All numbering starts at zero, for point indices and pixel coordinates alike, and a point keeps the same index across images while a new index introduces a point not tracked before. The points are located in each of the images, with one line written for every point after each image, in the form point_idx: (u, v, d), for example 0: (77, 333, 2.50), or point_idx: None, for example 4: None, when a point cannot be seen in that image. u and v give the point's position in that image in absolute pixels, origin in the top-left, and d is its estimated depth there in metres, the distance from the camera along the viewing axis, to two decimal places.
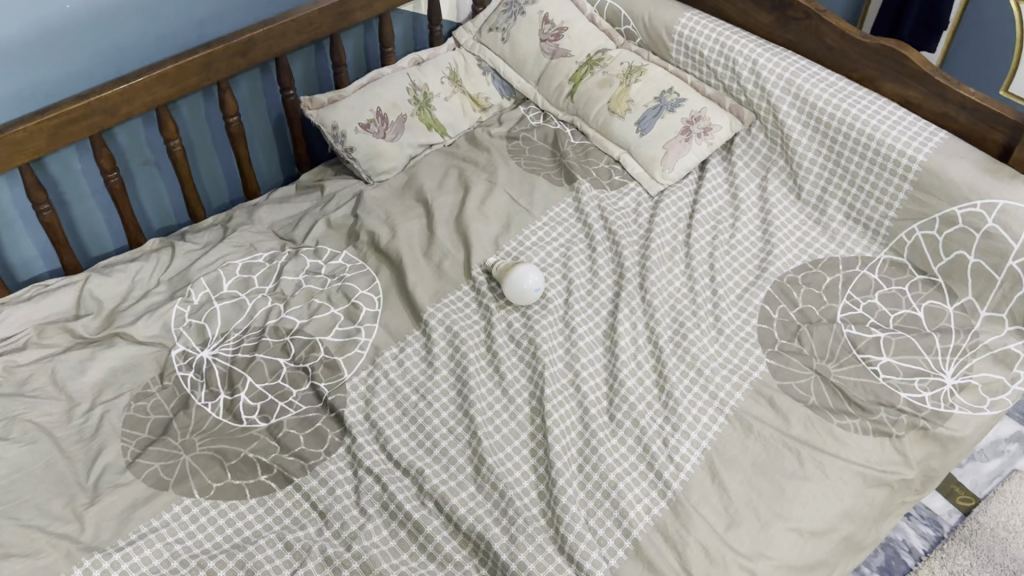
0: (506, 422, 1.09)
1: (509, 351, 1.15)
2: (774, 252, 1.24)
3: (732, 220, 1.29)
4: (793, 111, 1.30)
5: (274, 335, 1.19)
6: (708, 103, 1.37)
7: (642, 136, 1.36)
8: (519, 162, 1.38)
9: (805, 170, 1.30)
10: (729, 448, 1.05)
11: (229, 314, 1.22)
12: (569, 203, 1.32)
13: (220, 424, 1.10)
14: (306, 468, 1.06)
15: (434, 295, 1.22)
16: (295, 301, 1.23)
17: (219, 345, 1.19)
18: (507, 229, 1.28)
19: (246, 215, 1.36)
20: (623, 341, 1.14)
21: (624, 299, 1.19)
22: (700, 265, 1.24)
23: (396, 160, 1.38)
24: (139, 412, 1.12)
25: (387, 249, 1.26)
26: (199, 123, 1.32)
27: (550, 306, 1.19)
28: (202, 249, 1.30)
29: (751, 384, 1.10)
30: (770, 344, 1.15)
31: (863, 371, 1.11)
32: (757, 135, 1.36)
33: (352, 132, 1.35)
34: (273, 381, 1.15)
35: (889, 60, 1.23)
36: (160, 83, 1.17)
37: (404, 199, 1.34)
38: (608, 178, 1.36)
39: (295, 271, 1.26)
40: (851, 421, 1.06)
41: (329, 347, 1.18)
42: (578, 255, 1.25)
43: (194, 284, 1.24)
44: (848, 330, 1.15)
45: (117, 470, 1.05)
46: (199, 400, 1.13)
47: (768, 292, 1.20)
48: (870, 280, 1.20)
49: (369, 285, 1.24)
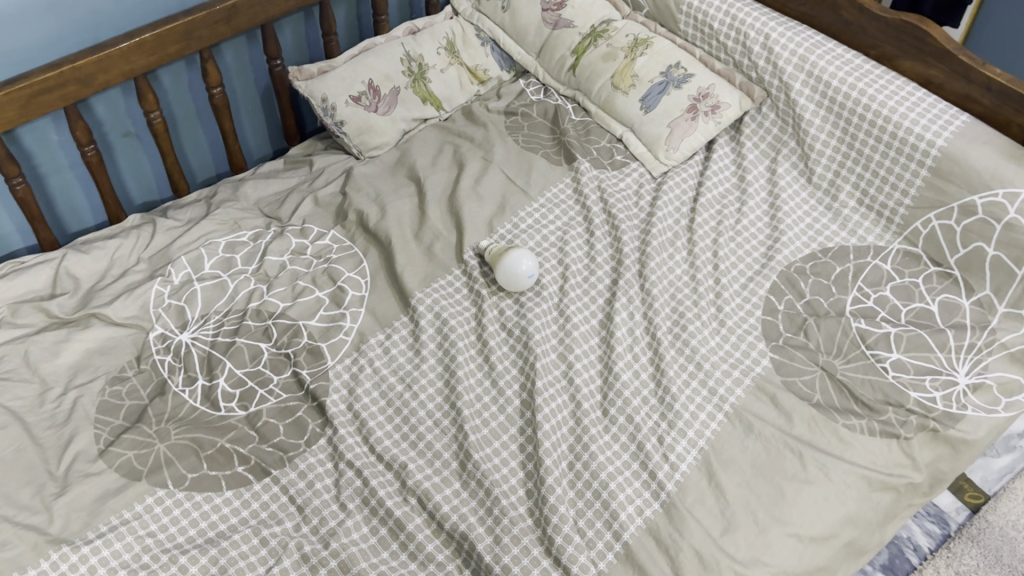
0: (494, 415, 1.04)
1: (500, 340, 1.10)
2: (782, 239, 1.17)
3: (738, 204, 1.22)
4: (807, 89, 1.21)
5: (256, 318, 1.14)
6: (717, 79, 1.28)
7: (647, 113, 1.28)
8: (517, 139, 1.32)
9: (816, 153, 1.22)
10: (728, 448, 1.00)
11: (210, 295, 1.17)
12: (569, 183, 1.26)
13: (198, 412, 1.06)
14: (284, 461, 1.02)
15: (424, 280, 1.16)
16: (278, 283, 1.17)
17: (199, 327, 1.14)
18: (502, 210, 1.22)
19: (231, 190, 1.30)
20: (619, 331, 1.09)
21: (622, 288, 1.13)
22: (703, 253, 1.17)
23: (390, 135, 1.33)
24: (114, 397, 1.07)
25: (376, 229, 1.21)
26: (183, 95, 1.26)
27: (544, 293, 1.14)
28: (184, 226, 1.25)
29: (753, 380, 1.05)
30: (774, 338, 1.08)
31: (872, 368, 1.05)
32: (768, 114, 1.27)
33: (342, 105, 1.29)
34: (254, 366, 1.10)
35: (908, 37, 1.16)
36: (138, 52, 1.12)
37: (397, 177, 1.29)
38: (609, 158, 1.29)
39: (280, 252, 1.21)
40: (857, 421, 1.01)
41: (312, 332, 1.13)
42: (576, 239, 1.19)
43: (175, 263, 1.19)
44: (858, 324, 1.08)
45: (89, 459, 1.01)
46: (177, 386, 1.08)
47: (774, 282, 1.13)
48: (882, 272, 1.13)
49: (357, 267, 1.19)
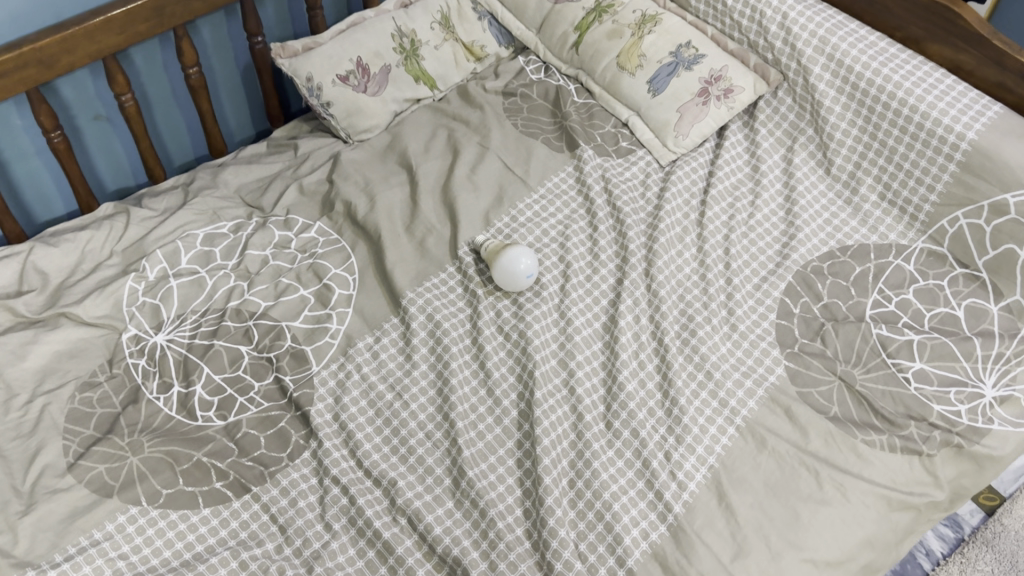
0: (489, 427, 0.98)
1: (496, 345, 1.03)
2: (798, 236, 1.09)
3: (752, 196, 1.14)
4: (827, 74, 1.13)
5: (236, 319, 1.07)
6: (730, 60, 1.19)
7: (655, 96, 1.19)
8: (515, 123, 1.23)
9: (836, 144, 1.14)
10: (739, 465, 0.93)
11: (187, 292, 1.09)
12: (571, 173, 1.18)
13: (174, 421, 0.99)
14: (265, 476, 0.95)
15: (416, 278, 1.09)
16: (260, 280, 1.10)
17: (175, 328, 1.07)
18: (499, 202, 1.15)
19: (210, 176, 1.22)
20: (624, 337, 1.02)
21: (627, 290, 1.05)
22: (714, 250, 1.09)
23: (380, 117, 1.25)
24: (85, 405, 1.00)
25: (365, 222, 1.13)
26: (157, 75, 1.17)
27: (544, 294, 1.06)
28: (160, 216, 1.17)
29: (766, 391, 0.98)
30: (789, 346, 1.01)
31: (893, 379, 0.98)
32: (784, 98, 1.18)
33: (329, 85, 1.21)
34: (233, 372, 1.03)
35: (938, 19, 1.06)
36: (105, 30, 1.03)
37: (387, 163, 1.21)
38: (614, 144, 1.21)
39: (262, 245, 1.13)
40: (877, 437, 0.95)
41: (296, 334, 1.06)
42: (578, 234, 1.11)
43: (150, 257, 1.12)
44: (879, 330, 1.01)
45: (57, 473, 0.94)
46: (151, 393, 1.02)
47: (790, 283, 1.06)
48: (904, 272, 1.05)
49: (344, 263, 1.11)
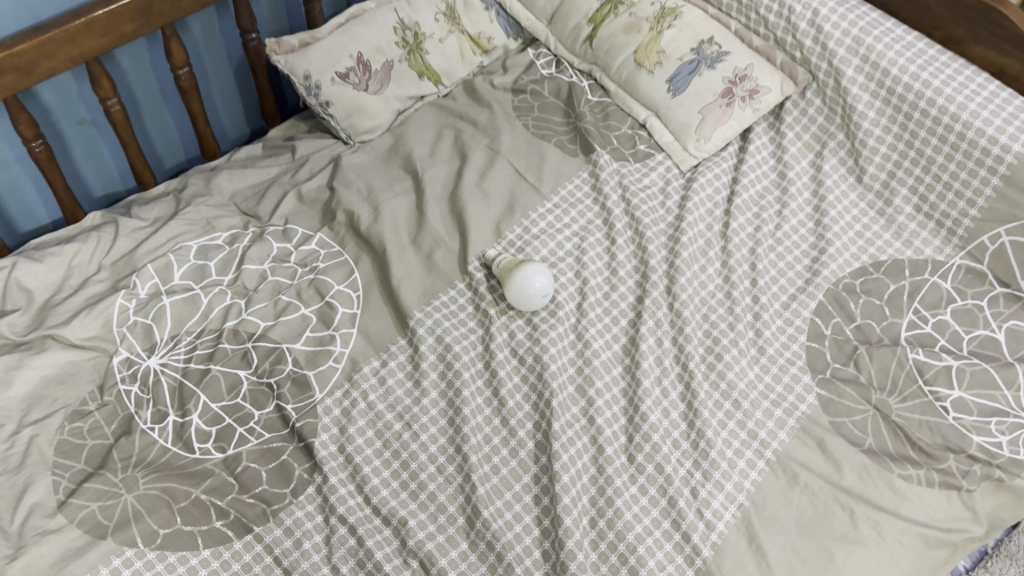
0: (504, 460, 0.92)
1: (510, 370, 0.97)
2: (829, 250, 1.03)
3: (778, 206, 1.07)
4: (861, 76, 1.06)
5: (234, 340, 1.01)
6: (756, 57, 1.12)
7: (675, 97, 1.12)
8: (526, 123, 1.16)
9: (869, 151, 1.07)
10: (770, 502, 0.88)
11: (181, 311, 1.03)
12: (586, 179, 1.11)
13: (169, 454, 0.94)
14: (268, 515, 0.89)
15: (423, 296, 1.03)
16: (258, 298, 1.04)
17: (169, 351, 1.01)
18: (511, 211, 1.08)
19: (203, 182, 1.15)
20: (646, 362, 0.96)
21: (649, 309, 1.00)
22: (740, 266, 1.03)
23: (382, 117, 1.17)
24: (75, 436, 0.94)
25: (368, 234, 1.07)
26: (145, 76, 1.09)
27: (561, 314, 1.00)
28: (151, 226, 1.10)
29: (798, 421, 0.93)
30: (821, 371, 0.96)
31: (930, 408, 0.93)
32: (813, 99, 1.12)
33: (328, 83, 1.14)
34: (232, 400, 0.97)
35: (981, 17, 0.99)
36: (87, 33, 0.95)
37: (391, 168, 1.14)
38: (631, 147, 1.14)
39: (260, 259, 1.07)
40: (914, 470, 0.90)
41: (298, 358, 0.99)
42: (594, 247, 1.05)
43: (141, 272, 1.05)
44: (916, 354, 0.96)
45: (46, 513, 0.88)
46: (145, 423, 0.96)
47: (821, 302, 1.00)
48: (941, 291, 0.99)
49: (347, 279, 1.05)
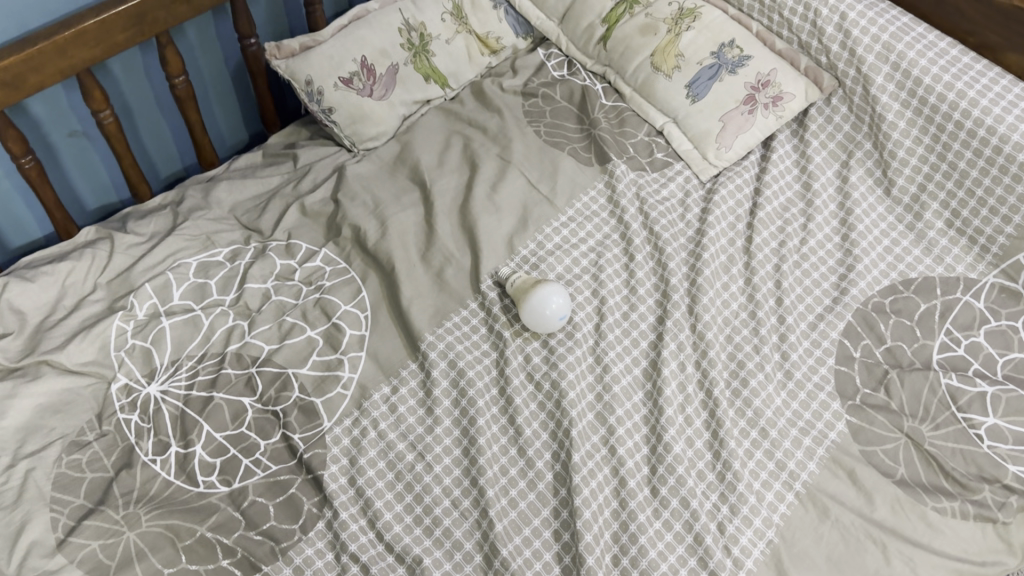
0: (523, 493, 0.88)
1: (527, 397, 0.93)
2: (857, 268, 0.99)
3: (803, 219, 1.03)
4: (891, 84, 1.02)
5: (237, 365, 0.96)
6: (779, 61, 1.08)
7: (694, 103, 1.08)
8: (538, 130, 1.12)
9: (898, 163, 1.03)
10: (800, 537, 0.85)
11: (181, 334, 0.99)
12: (602, 190, 1.06)
13: (172, 488, 0.89)
14: (276, 553, 0.85)
15: (434, 317, 0.98)
16: (262, 320, 0.99)
17: (170, 377, 0.96)
18: (524, 225, 1.03)
19: (201, 194, 1.10)
20: (669, 389, 0.92)
21: (670, 331, 0.95)
22: (764, 284, 0.99)
23: (387, 123, 1.13)
24: (73, 469, 0.90)
25: (376, 251, 1.02)
26: (139, 84, 1.04)
27: (578, 336, 0.96)
28: (147, 242, 1.06)
29: (827, 451, 0.89)
30: (850, 398, 0.92)
31: (964, 436, 0.90)
32: (839, 107, 1.08)
33: (330, 89, 1.09)
34: (236, 429, 0.93)
35: (1016, 23, 0.95)
36: (76, 44, 0.90)
37: (397, 178, 1.09)
38: (648, 155, 1.09)
39: (262, 277, 1.02)
40: (948, 503, 0.86)
41: (305, 384, 0.95)
42: (612, 264, 1.01)
43: (138, 292, 1.01)
44: (949, 379, 0.92)
45: (45, 552, 0.83)
46: (146, 455, 0.91)
47: (849, 323, 0.96)
48: (974, 311, 0.96)
49: (354, 298, 1.00)
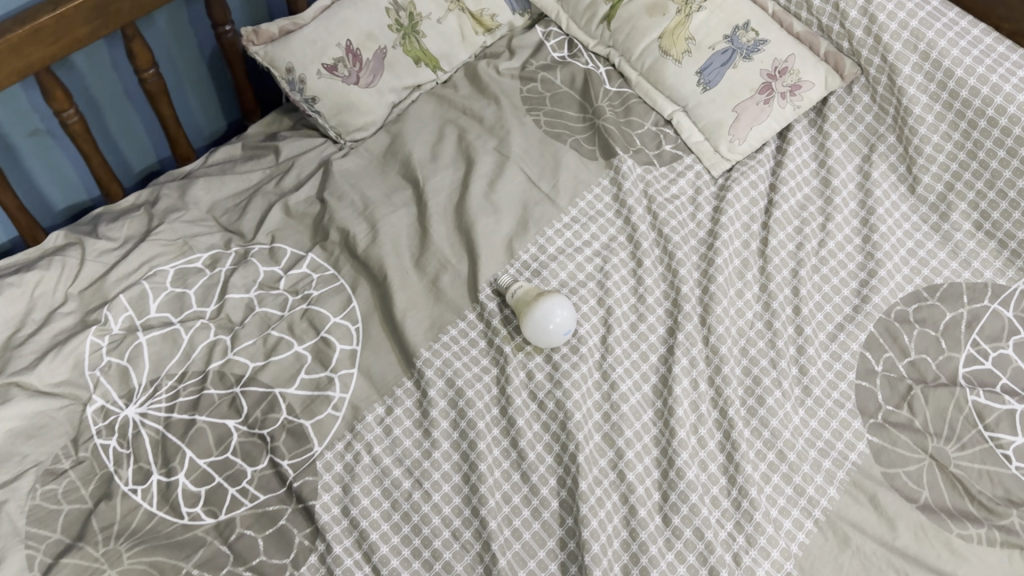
0: (527, 522, 0.84)
1: (529, 418, 0.88)
2: (880, 273, 0.94)
3: (822, 219, 0.98)
4: (919, 75, 0.98)
5: (220, 385, 0.90)
6: (797, 47, 1.02)
7: (705, 91, 1.02)
8: (537, 119, 1.04)
9: (925, 159, 0.99)
10: (819, 568, 0.80)
11: (160, 350, 0.92)
12: (607, 188, 1.00)
13: (155, 520, 0.84)
14: None
15: (430, 330, 0.92)
16: (245, 334, 0.93)
17: (149, 399, 0.90)
18: (524, 227, 0.97)
19: (177, 192, 1.03)
20: (680, 409, 0.87)
21: (682, 346, 0.90)
22: (781, 291, 0.93)
23: (375, 112, 1.05)
24: (49, 501, 0.84)
25: (366, 257, 0.95)
26: (105, 77, 0.96)
27: (584, 350, 0.90)
28: (121, 248, 0.99)
29: (847, 475, 0.85)
30: (872, 416, 0.88)
31: (990, 456, 0.85)
32: (860, 95, 1.03)
33: (313, 77, 1.02)
34: (221, 455, 0.87)
35: None
36: (34, 41, 0.81)
37: (387, 174, 1.02)
38: (656, 147, 1.03)
39: (244, 286, 0.95)
40: (974, 529, 0.81)
41: (293, 405, 0.89)
42: (619, 271, 0.95)
43: (113, 304, 0.94)
44: (976, 397, 0.87)
45: None
46: (126, 484, 0.85)
47: (871, 334, 0.91)
48: (1003, 320, 0.91)
49: (344, 309, 0.94)
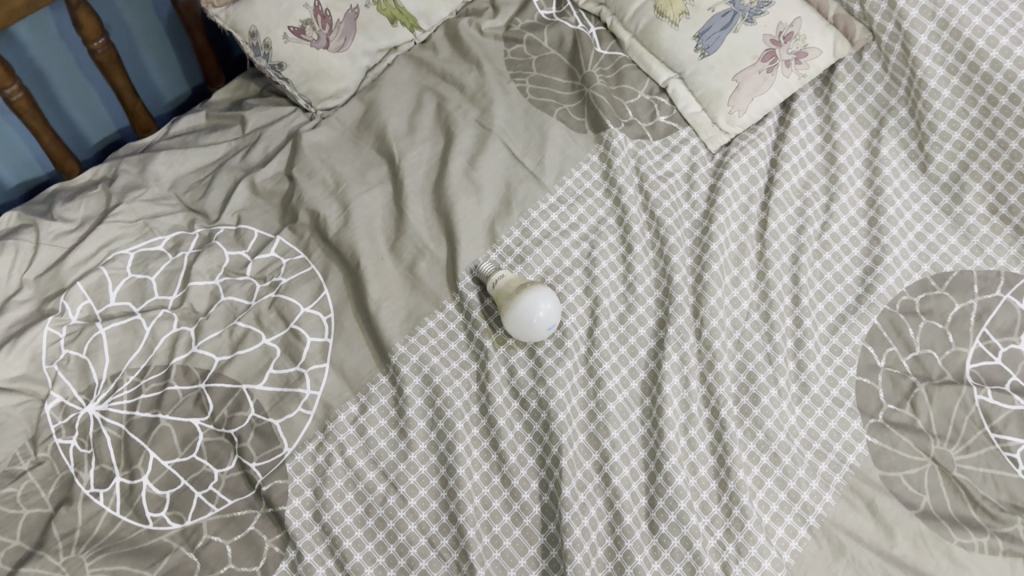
0: (507, 529, 0.79)
1: (511, 417, 0.83)
2: (885, 261, 0.90)
3: (825, 199, 0.94)
4: (936, 46, 0.95)
5: (184, 381, 0.85)
6: (804, 10, 0.97)
7: (703, 58, 0.97)
8: (522, 86, 0.99)
9: (938, 136, 0.95)
10: None
11: (120, 343, 0.87)
12: (596, 164, 0.94)
13: (119, 526, 0.78)
14: None
15: (406, 322, 0.87)
16: (210, 326, 0.87)
17: (109, 396, 0.84)
18: (507, 209, 0.91)
19: (137, 168, 0.97)
20: (670, 409, 0.81)
21: (673, 340, 0.84)
22: (780, 280, 0.89)
23: (348, 79, 0.99)
24: (5, 505, 0.78)
25: (338, 241, 0.90)
26: (51, 47, 0.89)
27: (569, 345, 0.85)
28: (78, 230, 0.93)
29: (844, 479, 0.80)
30: (872, 415, 0.83)
31: (997, 460, 0.80)
32: (871, 64, 1.00)
33: (280, 41, 0.95)
34: (187, 457, 0.82)
35: None
36: None
37: (361, 149, 0.96)
38: (650, 119, 0.98)
39: (209, 273, 0.90)
40: (976, 538, 0.77)
41: (261, 403, 0.84)
42: (607, 257, 0.89)
43: (69, 293, 0.88)
44: (984, 397, 0.82)
45: None
46: (87, 487, 0.80)
47: (874, 327, 0.87)
48: (1015, 313, 0.86)
49: (315, 299, 0.88)
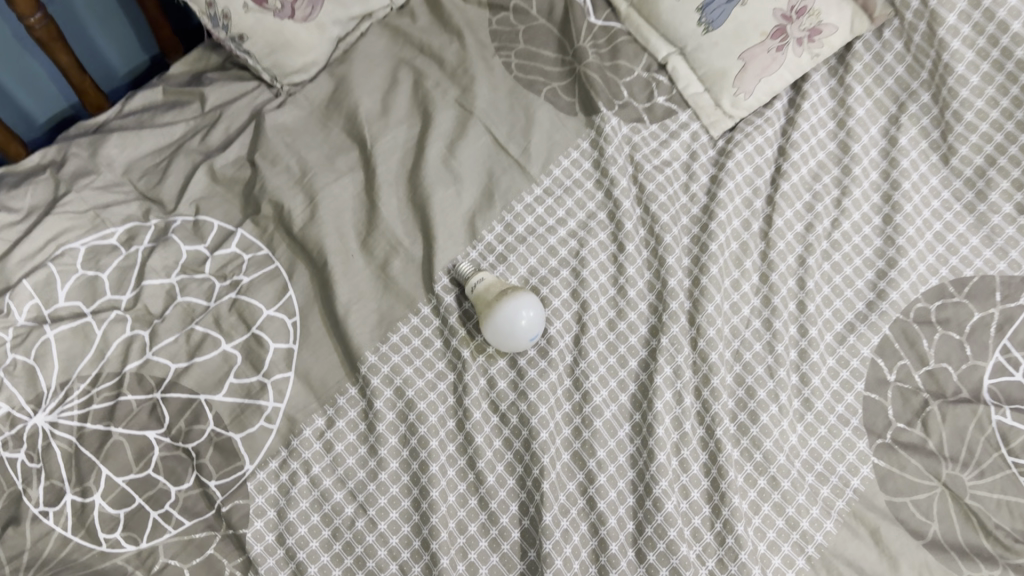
0: (483, 556, 0.73)
1: (490, 433, 0.76)
2: (900, 264, 0.83)
3: (837, 192, 0.87)
4: (966, 27, 0.88)
5: (138, 390, 0.78)
6: None
7: (707, 33, 0.89)
8: (507, 61, 0.92)
9: (964, 127, 0.88)
10: None
11: (70, 348, 0.80)
12: (586, 152, 0.88)
13: (69, 548, 0.72)
14: None
15: (378, 329, 0.80)
16: (165, 330, 0.80)
17: (59, 405, 0.77)
18: (489, 201, 0.85)
19: (88, 151, 0.89)
20: (661, 428, 0.75)
21: (665, 351, 0.78)
22: (784, 284, 0.82)
23: (316, 51, 0.91)
24: None
25: (304, 237, 0.83)
26: None
27: (553, 355, 0.78)
28: (24, 221, 0.86)
29: (849, 505, 0.73)
30: (880, 435, 0.76)
31: (1014, 486, 0.73)
32: (891, 42, 0.92)
33: (240, 11, 0.87)
34: (142, 472, 0.75)
35: None
36: None
37: (331, 132, 0.89)
38: (647, 99, 0.91)
39: (164, 270, 0.83)
40: (987, 571, 0.70)
41: (220, 415, 0.77)
42: (597, 258, 0.82)
43: (15, 291, 0.81)
44: (1001, 417, 0.76)
45: None
46: (36, 506, 0.73)
47: (885, 337, 0.80)
48: None
49: (279, 300, 0.82)
